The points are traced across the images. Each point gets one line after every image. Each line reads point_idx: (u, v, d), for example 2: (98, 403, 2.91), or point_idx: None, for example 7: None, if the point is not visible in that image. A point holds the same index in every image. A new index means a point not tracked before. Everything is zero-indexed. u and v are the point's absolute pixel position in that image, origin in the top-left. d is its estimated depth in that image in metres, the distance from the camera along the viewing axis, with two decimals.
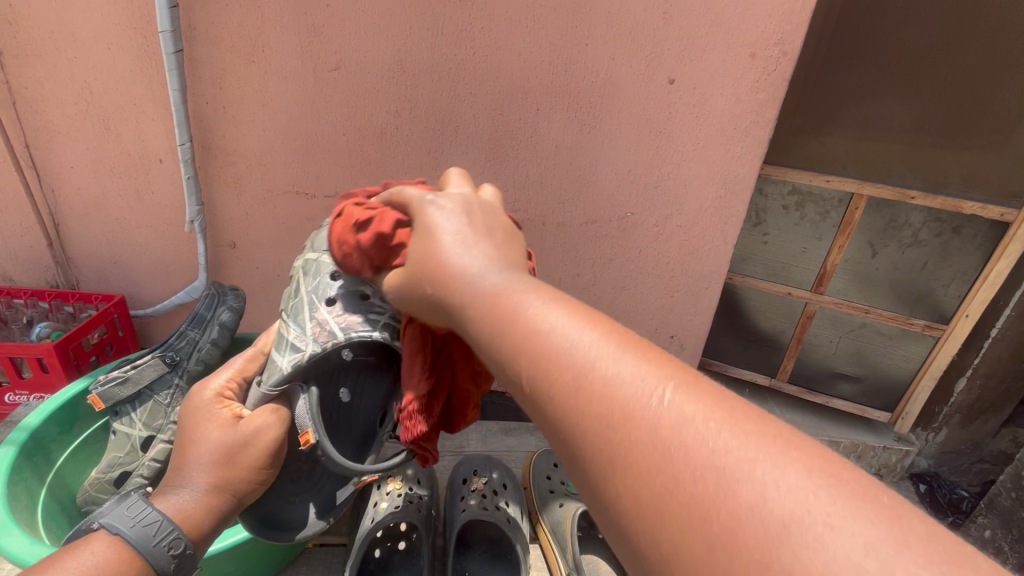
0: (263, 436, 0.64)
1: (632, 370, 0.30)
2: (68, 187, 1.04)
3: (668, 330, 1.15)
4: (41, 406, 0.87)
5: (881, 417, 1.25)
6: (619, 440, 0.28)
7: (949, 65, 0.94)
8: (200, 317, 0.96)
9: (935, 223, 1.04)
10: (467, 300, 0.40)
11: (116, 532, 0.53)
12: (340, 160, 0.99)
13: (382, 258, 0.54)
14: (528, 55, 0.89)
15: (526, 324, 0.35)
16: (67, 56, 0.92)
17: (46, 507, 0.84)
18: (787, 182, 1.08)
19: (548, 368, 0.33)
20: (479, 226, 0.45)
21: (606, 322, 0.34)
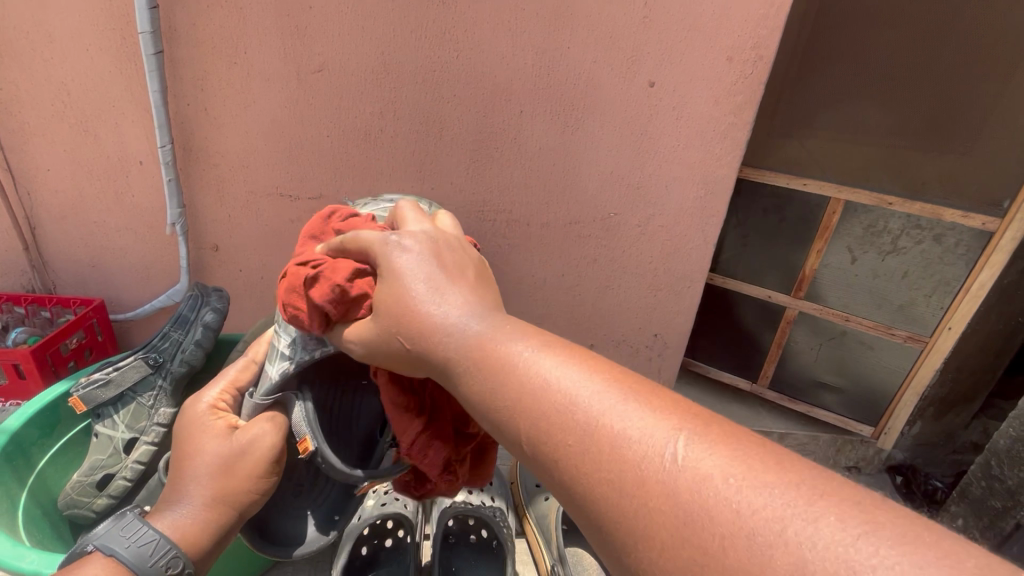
0: (258, 444, 0.63)
1: (639, 419, 0.35)
2: (44, 190, 1.02)
3: (651, 329, 1.17)
4: (19, 410, 0.86)
5: (864, 431, 1.26)
6: (619, 473, 0.34)
7: (923, 70, 0.96)
8: (183, 317, 0.94)
9: (915, 231, 1.03)
10: (456, 350, 0.44)
11: (111, 553, 0.54)
12: (325, 162, 0.99)
13: (341, 313, 0.54)
14: (512, 57, 0.90)
15: (526, 386, 0.41)
16: (43, 57, 0.91)
17: (26, 511, 0.84)
18: (766, 183, 1.13)
19: (560, 415, 0.38)
20: (448, 265, 0.49)
21: (614, 374, 0.40)
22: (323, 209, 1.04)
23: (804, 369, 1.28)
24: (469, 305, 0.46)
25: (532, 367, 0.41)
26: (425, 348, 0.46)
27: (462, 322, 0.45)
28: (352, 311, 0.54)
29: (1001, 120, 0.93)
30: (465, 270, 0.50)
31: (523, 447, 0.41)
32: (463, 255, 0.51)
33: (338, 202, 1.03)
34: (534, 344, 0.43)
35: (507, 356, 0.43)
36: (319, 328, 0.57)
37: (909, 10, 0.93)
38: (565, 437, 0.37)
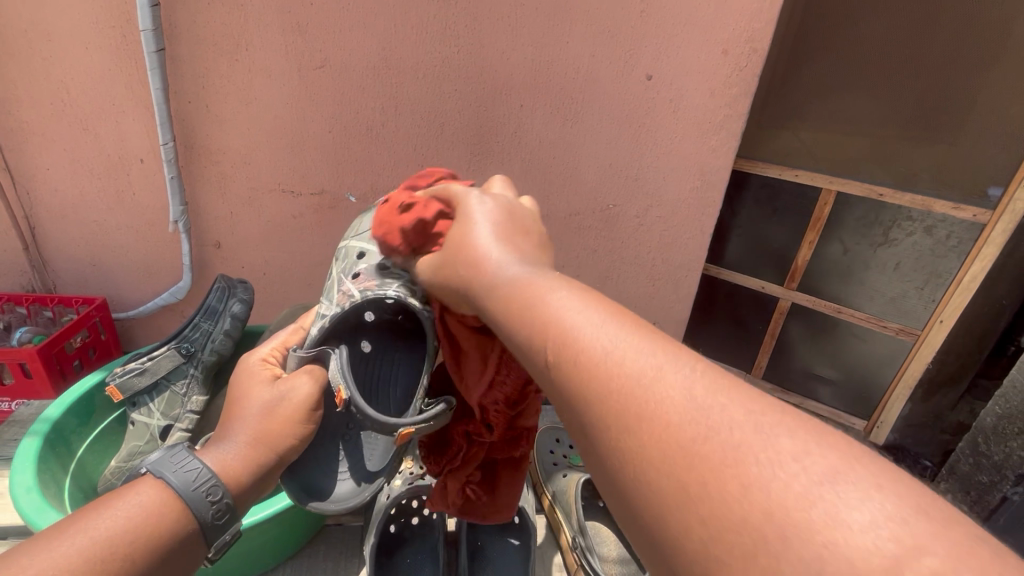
0: (297, 392, 0.61)
1: (650, 358, 0.32)
2: (44, 189, 1.02)
3: (650, 318, 1.19)
4: (59, 399, 0.86)
5: (856, 423, 1.32)
6: (616, 396, 0.31)
7: (911, 63, 0.99)
8: (211, 308, 0.94)
9: (906, 223, 1.06)
10: (497, 291, 0.43)
11: (159, 476, 0.49)
12: (326, 157, 1.00)
13: (422, 240, 0.56)
14: (511, 53, 0.92)
15: (546, 313, 0.38)
16: (41, 56, 0.90)
17: (71, 495, 0.83)
18: (761, 176, 1.16)
19: (568, 343, 0.35)
20: (515, 224, 0.49)
21: (630, 319, 0.36)
22: (325, 204, 1.05)
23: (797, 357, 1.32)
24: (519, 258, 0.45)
25: (549, 300, 0.39)
26: (484, 292, 0.44)
27: (506, 273, 0.43)
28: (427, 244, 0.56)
29: (988, 111, 0.96)
30: (522, 238, 0.48)
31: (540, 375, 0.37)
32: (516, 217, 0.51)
33: (340, 197, 1.04)
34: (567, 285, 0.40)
35: (541, 302, 0.39)
36: (403, 251, 0.58)
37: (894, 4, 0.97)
38: (572, 366, 0.34)
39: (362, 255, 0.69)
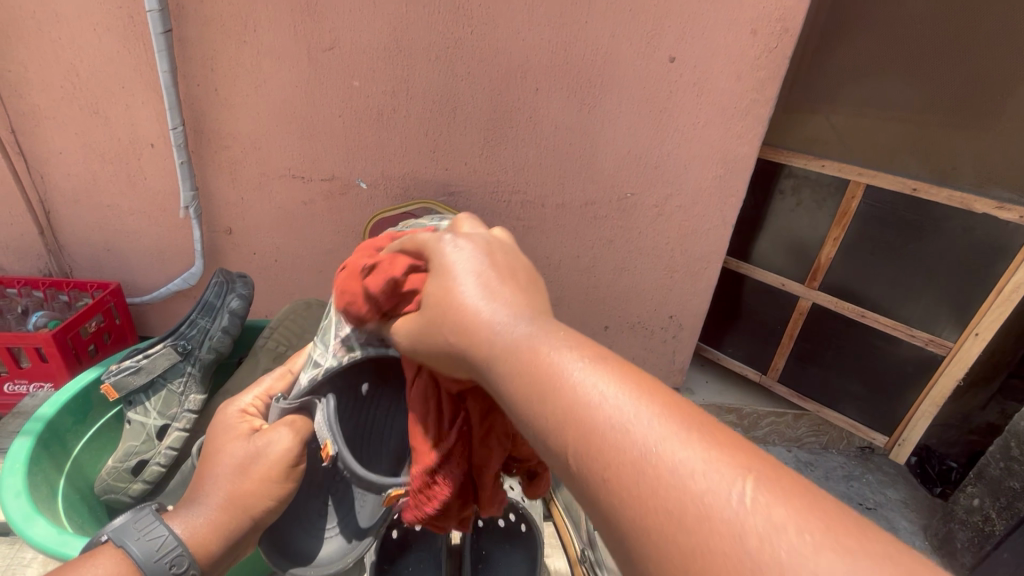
0: (273, 448, 0.58)
1: (650, 425, 0.28)
2: (57, 173, 1.02)
3: (667, 311, 1.16)
4: (52, 398, 0.85)
5: (879, 440, 1.23)
6: (674, 533, 0.25)
7: (954, 47, 0.94)
8: (208, 304, 0.91)
9: (941, 222, 0.98)
10: (499, 362, 0.36)
11: (122, 546, 0.51)
12: (337, 142, 0.98)
13: (393, 305, 0.51)
14: (527, 33, 0.88)
15: (533, 360, 0.34)
16: (50, 38, 0.89)
17: (65, 497, 0.85)
18: (786, 165, 1.11)
19: (559, 403, 0.31)
20: (502, 269, 0.41)
21: (662, 395, 0.30)
22: (336, 191, 1.03)
23: (814, 362, 1.24)
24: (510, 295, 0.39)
25: (541, 348, 0.34)
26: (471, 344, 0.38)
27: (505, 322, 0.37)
28: (400, 303, 0.51)
29: None
30: (526, 276, 0.42)
31: (565, 473, 0.31)
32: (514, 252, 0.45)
33: (351, 183, 1.02)
34: (537, 324, 0.36)
35: (534, 355, 0.34)
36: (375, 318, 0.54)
37: None
38: (569, 431, 0.30)
39: None
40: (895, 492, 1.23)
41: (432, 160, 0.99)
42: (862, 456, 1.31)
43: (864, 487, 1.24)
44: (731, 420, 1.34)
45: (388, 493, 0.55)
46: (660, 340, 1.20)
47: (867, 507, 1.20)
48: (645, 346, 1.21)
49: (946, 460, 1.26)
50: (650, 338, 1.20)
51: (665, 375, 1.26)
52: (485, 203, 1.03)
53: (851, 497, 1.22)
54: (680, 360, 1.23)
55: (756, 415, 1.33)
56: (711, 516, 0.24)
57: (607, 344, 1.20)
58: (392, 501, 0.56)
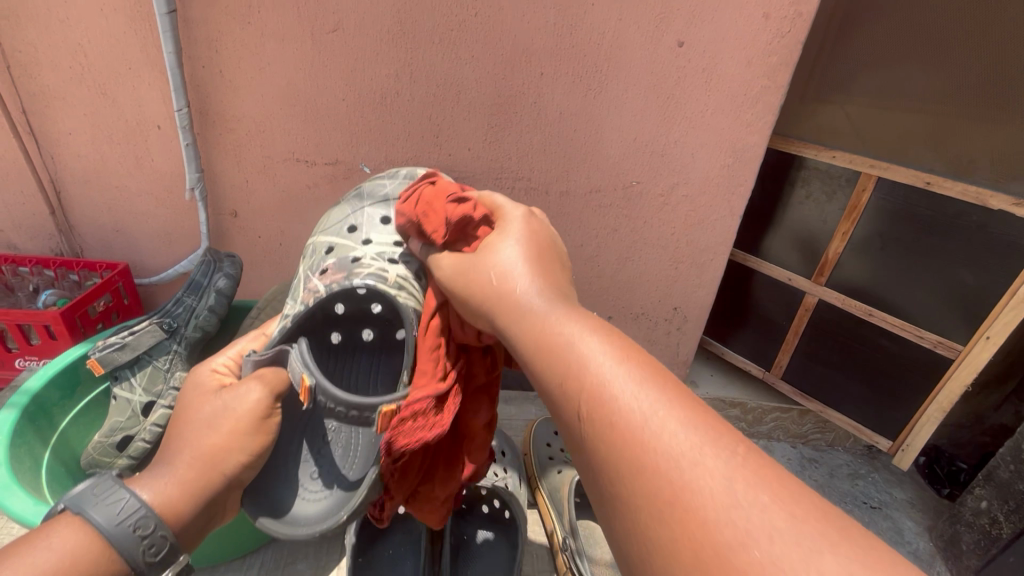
0: (245, 400, 0.61)
1: (644, 401, 0.37)
2: (67, 154, 1.03)
3: (671, 302, 1.14)
4: (39, 370, 0.85)
5: (882, 444, 1.19)
6: (667, 502, 0.33)
7: (968, 40, 0.94)
8: (196, 284, 0.97)
9: (956, 219, 0.95)
10: (524, 329, 0.46)
11: (79, 513, 0.48)
12: (341, 126, 0.97)
13: (456, 236, 0.60)
14: (533, 15, 0.86)
15: (551, 331, 0.45)
16: (58, 17, 0.89)
17: (49, 469, 0.84)
18: (798, 155, 1.09)
19: (575, 363, 0.41)
20: (543, 265, 0.53)
21: (667, 387, 0.38)
22: (340, 175, 1.03)
23: (820, 360, 1.21)
24: (542, 287, 0.49)
25: (561, 323, 0.45)
26: (495, 314, 0.50)
27: (527, 293, 0.49)
28: (461, 242, 0.60)
29: None
30: (554, 271, 0.53)
31: (574, 435, 0.40)
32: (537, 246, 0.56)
33: (354, 167, 1.01)
34: (570, 309, 0.46)
35: (554, 332, 0.44)
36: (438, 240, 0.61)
37: None
38: (579, 401, 0.39)
39: (327, 252, 0.81)
40: (902, 492, 1.24)
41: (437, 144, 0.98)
42: (869, 455, 1.33)
43: (869, 486, 1.26)
44: (735, 414, 1.33)
45: (378, 412, 0.57)
46: (664, 332, 1.19)
47: (872, 506, 1.22)
48: (649, 337, 1.20)
49: (955, 461, 1.22)
50: (653, 330, 1.18)
51: (668, 367, 1.24)
52: (489, 190, 1.02)
53: (856, 495, 1.24)
54: (684, 352, 1.22)
55: (761, 410, 1.32)
56: (700, 500, 0.32)
57: None
58: (387, 420, 0.57)
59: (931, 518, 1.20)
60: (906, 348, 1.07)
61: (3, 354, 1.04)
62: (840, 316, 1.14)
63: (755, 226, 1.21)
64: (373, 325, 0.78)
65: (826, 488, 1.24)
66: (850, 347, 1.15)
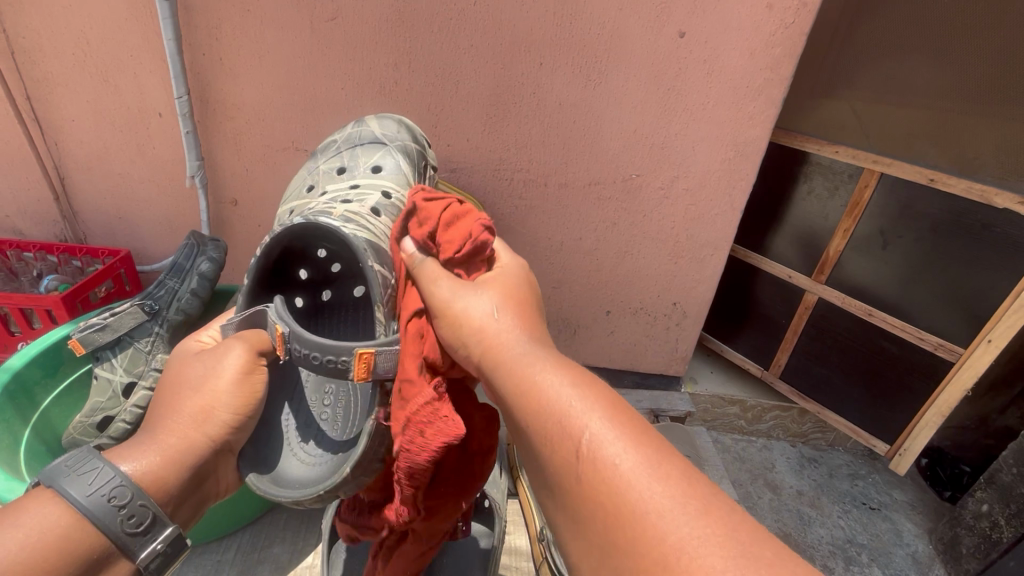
0: (225, 372, 0.64)
1: (601, 415, 0.38)
2: (69, 140, 1.04)
3: (670, 297, 1.13)
4: (20, 350, 0.86)
5: (879, 447, 1.17)
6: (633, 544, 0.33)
7: (970, 44, 0.95)
8: (179, 266, 0.96)
9: (958, 218, 0.93)
10: (499, 367, 0.45)
11: (53, 486, 0.48)
12: (340, 115, 0.97)
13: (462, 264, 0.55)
14: (532, 4, 0.85)
15: (520, 353, 0.45)
16: (60, 3, 0.90)
17: (29, 447, 0.86)
18: (799, 148, 1.06)
19: (533, 383, 0.42)
20: (517, 301, 0.51)
21: (635, 426, 0.38)
22: None
23: (820, 358, 1.20)
24: (522, 325, 0.48)
25: (523, 349, 0.46)
26: (462, 331, 0.49)
27: (492, 311, 0.49)
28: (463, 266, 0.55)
29: None
30: (532, 304, 0.52)
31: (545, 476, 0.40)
32: (516, 280, 0.54)
33: None
34: (532, 336, 0.47)
35: (518, 355, 0.45)
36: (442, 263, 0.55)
37: None
38: (539, 413, 0.41)
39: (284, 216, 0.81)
40: (902, 493, 1.24)
41: (436, 137, 0.98)
42: (869, 456, 1.33)
43: (869, 487, 1.26)
44: (734, 411, 1.32)
45: (355, 353, 0.57)
46: (663, 327, 1.18)
47: (872, 507, 1.22)
48: (647, 333, 1.19)
49: (958, 464, 1.21)
50: (652, 325, 1.17)
51: (667, 363, 1.24)
52: (487, 181, 1.01)
53: (857, 496, 1.24)
54: (683, 348, 1.21)
55: (760, 408, 1.31)
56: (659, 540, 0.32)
57: (608, 329, 1.18)
58: (360, 375, 0.58)
59: (932, 521, 1.19)
60: (908, 349, 1.05)
61: (6, 338, 1.06)
62: (841, 315, 1.13)
63: (757, 222, 1.20)
64: (332, 286, 0.80)
65: (824, 488, 1.25)
66: (851, 347, 1.14)
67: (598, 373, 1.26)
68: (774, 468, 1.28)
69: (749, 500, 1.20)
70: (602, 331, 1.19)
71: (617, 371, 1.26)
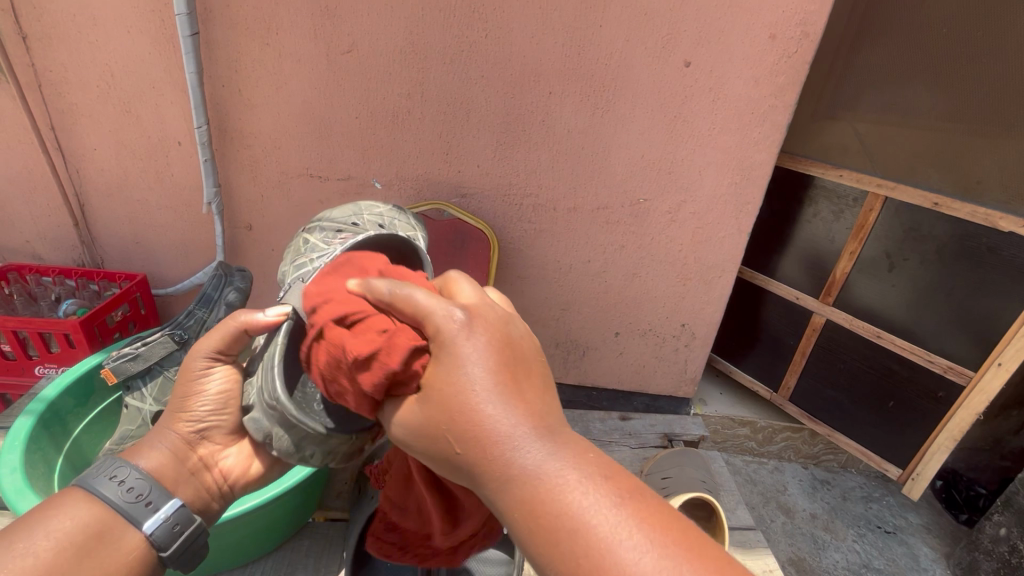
0: (194, 368, 0.60)
1: (647, 558, 0.32)
2: (91, 168, 1.07)
3: (679, 319, 1.14)
4: (56, 379, 0.87)
5: (891, 471, 1.15)
6: None
7: (969, 62, 0.95)
8: (208, 297, 1.00)
9: (963, 240, 0.95)
10: (512, 479, 0.35)
11: (93, 491, 0.52)
12: (353, 143, 0.99)
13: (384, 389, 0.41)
14: (542, 36, 0.88)
15: (527, 478, 0.35)
16: (88, 39, 0.94)
17: (62, 475, 0.85)
18: (804, 173, 1.11)
19: (557, 516, 0.34)
20: (515, 362, 0.37)
21: (673, 531, 0.34)
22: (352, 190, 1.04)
23: (830, 380, 1.20)
24: (517, 405, 0.36)
25: (540, 473, 0.35)
26: (447, 421, 0.37)
27: (488, 403, 0.36)
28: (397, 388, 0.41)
29: None
30: (528, 362, 0.38)
31: None
32: (513, 339, 0.39)
33: (366, 184, 1.03)
34: (535, 428, 0.36)
35: (528, 472, 0.35)
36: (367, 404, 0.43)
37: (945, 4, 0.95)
38: (555, 547, 0.34)
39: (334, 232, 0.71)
40: (917, 516, 1.23)
41: (446, 163, 1.00)
42: (882, 478, 1.32)
43: (884, 510, 1.24)
44: (744, 432, 1.32)
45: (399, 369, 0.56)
46: (672, 349, 1.18)
47: (888, 530, 1.20)
48: (657, 354, 1.19)
49: (974, 486, 1.20)
50: (661, 346, 1.18)
51: (676, 384, 1.24)
52: (497, 206, 1.03)
53: (871, 518, 1.22)
54: (693, 369, 1.21)
55: (771, 430, 1.31)
56: None
57: (617, 350, 1.19)
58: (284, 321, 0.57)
59: (948, 544, 1.18)
60: (918, 371, 1.05)
61: (24, 361, 1.07)
62: (850, 336, 1.13)
63: (765, 244, 1.21)
64: None
65: (838, 511, 1.23)
66: (861, 368, 1.14)
67: (607, 395, 1.26)
68: (786, 491, 1.27)
69: (762, 523, 1.19)
70: (611, 353, 1.19)
71: (626, 393, 1.26)
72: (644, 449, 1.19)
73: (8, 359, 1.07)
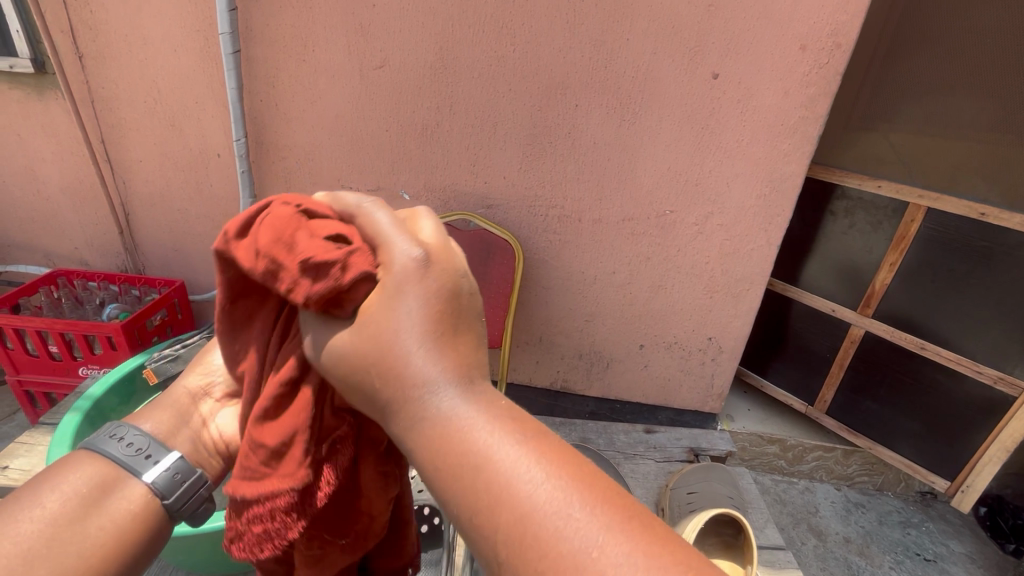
0: None
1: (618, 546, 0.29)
2: (137, 180, 1.12)
3: (705, 332, 1.12)
4: (102, 378, 0.91)
5: (937, 484, 1.11)
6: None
7: (1013, 68, 0.92)
8: None
9: (1011, 250, 0.92)
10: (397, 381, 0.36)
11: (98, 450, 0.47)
12: (385, 153, 1.01)
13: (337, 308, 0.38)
14: (568, 51, 0.89)
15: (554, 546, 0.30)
16: (138, 58, 0.99)
17: None
18: (839, 185, 1.09)
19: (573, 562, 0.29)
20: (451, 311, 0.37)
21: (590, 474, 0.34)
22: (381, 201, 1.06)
23: (867, 394, 1.16)
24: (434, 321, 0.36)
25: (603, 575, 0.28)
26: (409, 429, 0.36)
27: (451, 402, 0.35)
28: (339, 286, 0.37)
29: None
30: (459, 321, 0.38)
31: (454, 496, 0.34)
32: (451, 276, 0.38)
33: (395, 195, 1.05)
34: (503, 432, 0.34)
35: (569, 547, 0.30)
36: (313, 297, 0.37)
37: (983, 11, 0.93)
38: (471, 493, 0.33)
39: None
40: (959, 544, 1.17)
41: (471, 174, 1.02)
42: (921, 501, 1.27)
43: (924, 536, 1.19)
44: (773, 451, 1.28)
45: None
46: (698, 362, 1.16)
47: (928, 558, 1.15)
48: (682, 367, 1.17)
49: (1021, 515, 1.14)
50: (686, 359, 1.16)
51: (703, 399, 1.21)
52: (523, 217, 1.04)
53: (909, 544, 1.17)
54: (719, 384, 1.19)
55: (802, 448, 1.27)
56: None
57: (641, 363, 1.17)
58: None
59: None
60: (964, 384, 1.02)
61: (69, 362, 1.11)
62: (890, 349, 1.10)
63: (795, 255, 1.19)
64: None
65: (873, 536, 1.19)
66: (902, 382, 1.10)
67: (631, 409, 1.24)
68: (818, 513, 1.23)
69: (793, 546, 1.15)
70: (636, 365, 1.18)
71: (651, 407, 1.24)
72: (670, 463, 1.17)
73: (55, 360, 1.12)
